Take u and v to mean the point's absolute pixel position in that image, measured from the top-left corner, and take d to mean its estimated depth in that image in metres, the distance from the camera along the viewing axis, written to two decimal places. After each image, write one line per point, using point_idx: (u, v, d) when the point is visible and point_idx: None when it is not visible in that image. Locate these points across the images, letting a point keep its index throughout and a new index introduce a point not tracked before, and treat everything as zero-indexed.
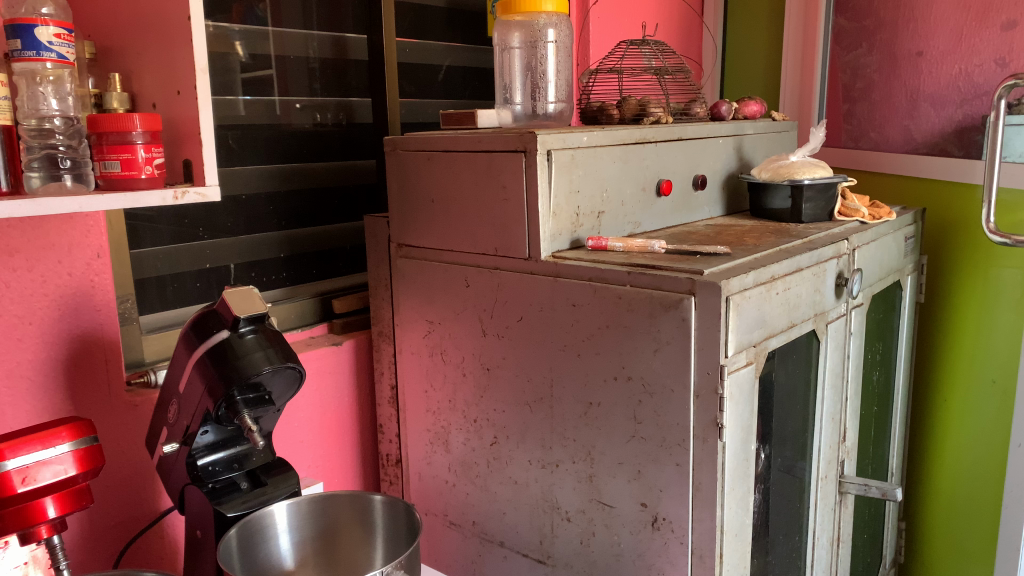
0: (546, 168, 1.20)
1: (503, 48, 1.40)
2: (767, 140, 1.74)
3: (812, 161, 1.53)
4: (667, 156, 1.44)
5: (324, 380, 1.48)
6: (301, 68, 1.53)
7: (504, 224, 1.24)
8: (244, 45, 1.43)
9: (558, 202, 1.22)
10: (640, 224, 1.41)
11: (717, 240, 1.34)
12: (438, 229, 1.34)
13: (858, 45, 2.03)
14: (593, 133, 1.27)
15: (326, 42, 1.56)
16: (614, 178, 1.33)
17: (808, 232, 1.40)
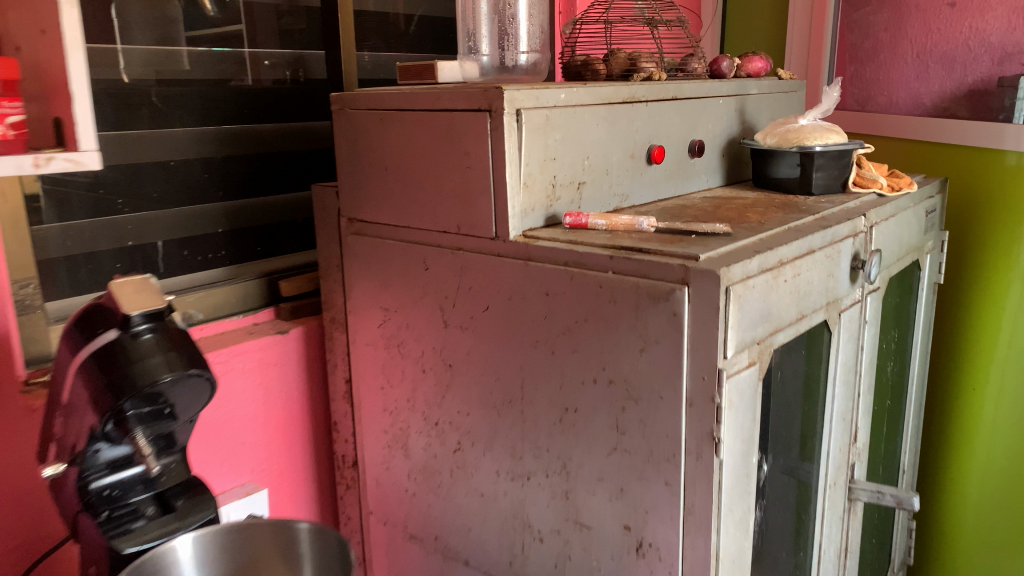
0: (515, 130, 1.01)
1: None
2: (772, 101, 1.55)
3: (824, 125, 1.34)
4: (659, 118, 1.25)
5: (269, 373, 1.31)
6: (271, 22, 1.38)
7: (467, 197, 1.06)
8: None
9: (530, 172, 1.04)
10: (627, 197, 1.23)
11: (716, 216, 1.16)
12: (394, 201, 1.15)
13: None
14: (573, 90, 1.09)
15: None
16: (598, 143, 1.14)
17: (819, 206, 1.23)
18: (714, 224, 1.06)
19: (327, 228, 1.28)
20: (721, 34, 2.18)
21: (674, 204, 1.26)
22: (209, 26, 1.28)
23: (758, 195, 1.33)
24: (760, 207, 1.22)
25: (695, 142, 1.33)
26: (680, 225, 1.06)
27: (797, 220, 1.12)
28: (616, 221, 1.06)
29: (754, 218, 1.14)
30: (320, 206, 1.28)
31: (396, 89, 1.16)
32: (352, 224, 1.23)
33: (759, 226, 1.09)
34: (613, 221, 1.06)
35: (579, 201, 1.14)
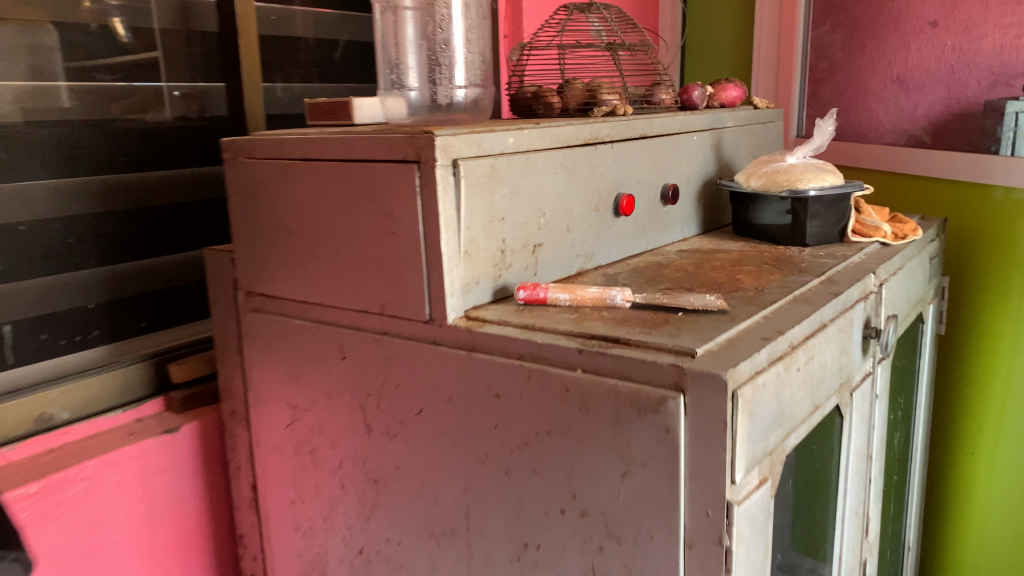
0: (451, 186, 0.79)
1: (389, 6, 0.99)
2: (750, 134, 1.36)
3: (817, 163, 1.14)
4: (628, 160, 1.04)
5: (155, 483, 1.09)
6: (178, 50, 1.16)
7: (393, 270, 0.83)
8: (125, 22, 1.08)
9: (472, 237, 0.82)
10: (592, 256, 1.01)
11: (702, 281, 0.95)
12: (303, 273, 0.92)
13: (847, 18, 1.67)
14: (523, 131, 0.87)
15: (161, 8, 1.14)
16: (555, 195, 0.92)
17: (821, 263, 1.02)
18: (705, 295, 0.85)
19: (225, 301, 1.04)
20: (680, 58, 1.98)
21: (648, 262, 1.05)
22: (125, 54, 1.09)
23: (744, 247, 1.12)
24: (752, 265, 1.01)
25: (668, 187, 1.12)
26: (663, 298, 0.84)
27: (802, 285, 0.91)
28: (583, 295, 0.84)
29: (749, 282, 0.93)
30: (213, 274, 1.05)
31: (304, 131, 0.94)
32: (256, 297, 0.99)
33: (758, 295, 0.88)
34: (580, 295, 0.84)
35: (535, 267, 0.91)
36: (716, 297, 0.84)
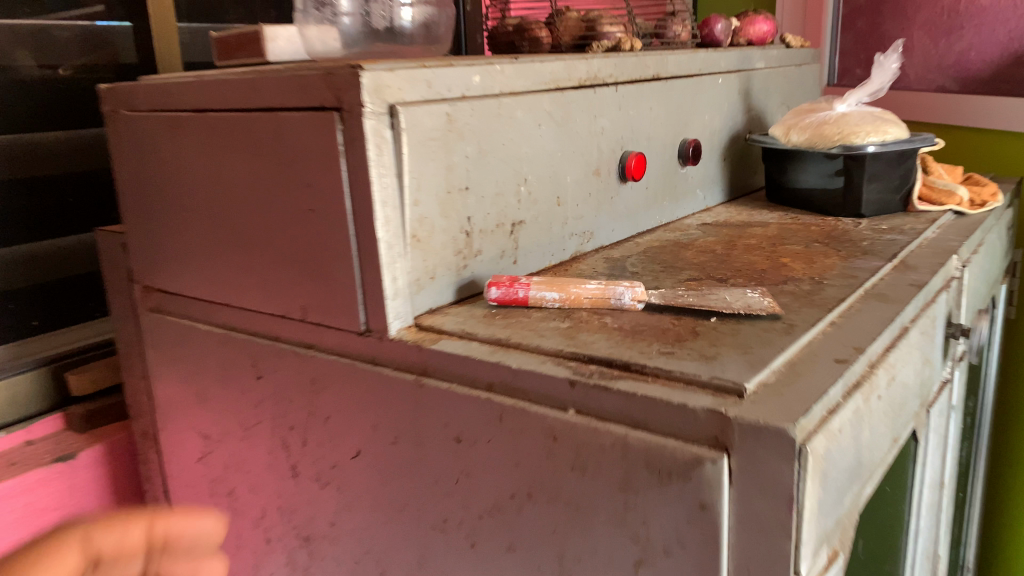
0: (387, 144, 0.56)
1: None
2: (783, 78, 1.12)
3: (873, 111, 0.90)
4: (637, 109, 0.81)
5: (42, 527, 0.85)
6: None
7: (315, 262, 0.61)
8: None
9: (421, 216, 0.59)
10: (591, 235, 0.78)
11: (736, 267, 0.72)
12: (207, 263, 0.70)
13: None
14: (493, 67, 0.63)
15: None
16: (540, 156, 0.69)
17: (887, 239, 0.79)
18: (745, 292, 0.62)
19: (121, 296, 0.81)
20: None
21: (664, 241, 0.83)
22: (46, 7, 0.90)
23: (783, 220, 0.89)
24: (797, 245, 0.79)
25: (688, 143, 0.89)
26: (689, 297, 0.61)
27: (873, 274, 0.68)
28: (580, 295, 0.61)
29: (799, 269, 0.70)
30: (107, 263, 0.82)
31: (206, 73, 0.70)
32: (155, 293, 0.76)
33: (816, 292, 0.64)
34: (575, 295, 0.61)
35: (514, 252, 0.69)
36: (760, 294, 0.61)
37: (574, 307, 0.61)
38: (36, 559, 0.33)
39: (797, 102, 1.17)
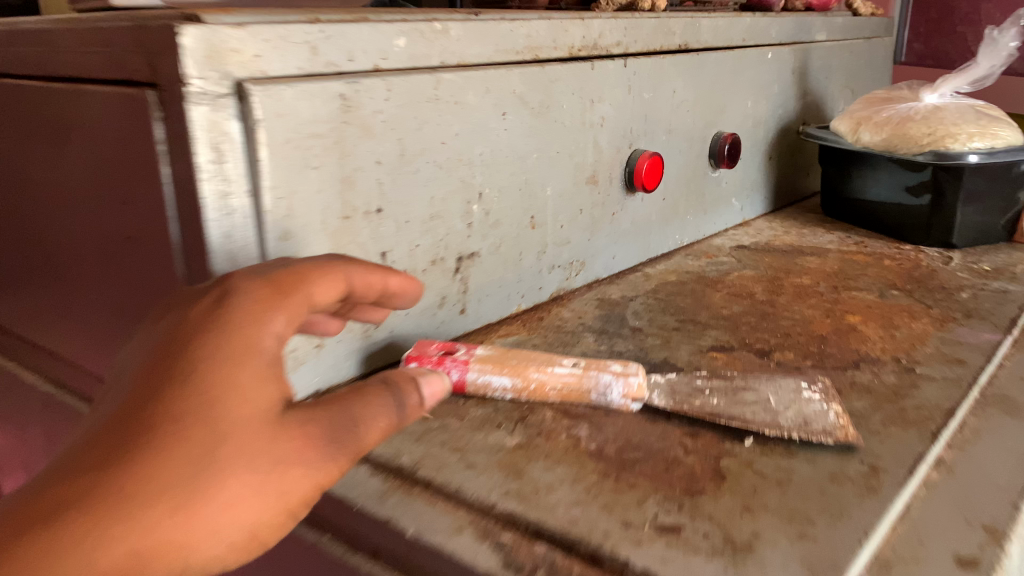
0: (231, 142, 0.34)
1: None
2: (848, 54, 0.88)
3: (975, 105, 0.67)
4: (655, 90, 0.58)
5: None
6: None
7: (143, 317, 0.40)
8: None
9: (297, 256, 0.38)
10: (582, 266, 0.56)
11: (784, 329, 0.50)
12: (30, 292, 0.49)
13: None
14: (430, 24, 0.41)
15: None
16: (506, 158, 0.47)
17: (997, 290, 0.57)
18: (800, 395, 0.40)
19: None
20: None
21: (683, 274, 0.61)
22: None
23: (844, 247, 0.68)
24: (868, 293, 0.57)
25: (723, 139, 0.67)
26: (714, 403, 0.39)
27: (990, 357, 0.46)
28: (544, 384, 0.40)
29: (877, 340, 0.48)
30: None
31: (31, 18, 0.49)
32: None
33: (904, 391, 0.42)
34: (537, 385, 0.40)
35: (462, 298, 0.47)
36: (828, 406, 0.39)
37: (538, 401, 0.40)
38: (307, 277, 0.29)
39: (862, 85, 0.93)
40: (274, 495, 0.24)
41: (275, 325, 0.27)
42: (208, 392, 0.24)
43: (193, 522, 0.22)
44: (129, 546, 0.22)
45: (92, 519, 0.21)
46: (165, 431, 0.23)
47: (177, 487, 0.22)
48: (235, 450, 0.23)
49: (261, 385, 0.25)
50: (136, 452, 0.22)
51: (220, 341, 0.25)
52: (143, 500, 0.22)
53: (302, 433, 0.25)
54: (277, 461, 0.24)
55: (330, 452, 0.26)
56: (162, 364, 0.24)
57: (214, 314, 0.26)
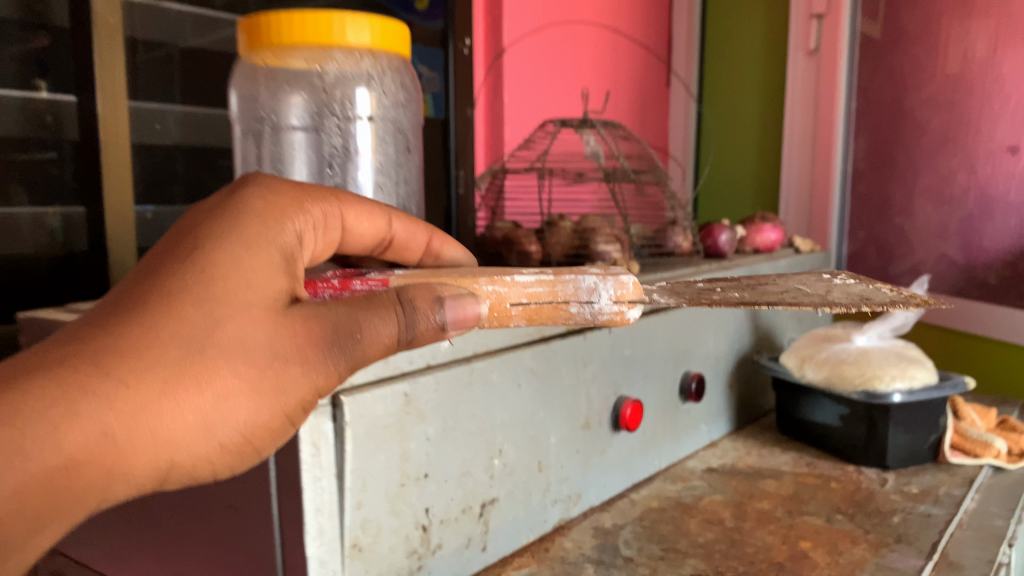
0: (326, 440, 0.45)
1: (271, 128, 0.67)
2: (793, 288, 1.04)
3: (897, 348, 0.82)
4: (633, 347, 0.72)
5: None
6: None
7: (234, 571, 0.49)
8: None
9: (366, 520, 0.48)
10: (578, 497, 0.67)
11: (748, 557, 0.61)
12: (114, 538, 0.58)
13: None
14: (464, 327, 0.54)
15: None
16: (517, 420, 0.59)
17: (922, 514, 0.68)
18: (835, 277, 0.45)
19: None
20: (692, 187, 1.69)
21: (663, 499, 0.71)
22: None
23: (797, 469, 0.79)
24: (818, 518, 0.67)
25: (691, 377, 0.80)
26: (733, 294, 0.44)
27: None
28: (503, 298, 0.45)
29: (824, 567, 0.59)
30: None
31: None
32: (59, 556, 0.64)
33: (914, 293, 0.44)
34: (494, 301, 0.45)
35: (483, 537, 0.57)
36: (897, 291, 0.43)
37: (503, 322, 0.46)
38: (301, 210, 0.44)
39: (808, 312, 1.09)
40: (256, 385, 0.38)
41: (288, 231, 0.42)
42: (212, 293, 0.37)
43: (179, 407, 0.36)
44: (122, 415, 0.34)
45: (85, 391, 0.33)
46: (166, 324, 0.35)
47: (171, 374, 0.35)
48: (230, 343, 0.37)
49: (270, 278, 0.39)
50: (130, 347, 0.34)
51: (238, 239, 0.39)
52: (148, 375, 0.35)
53: (286, 337, 0.38)
54: (261, 356, 0.37)
55: (330, 359, 0.39)
56: (179, 261, 0.37)
57: (220, 222, 0.40)
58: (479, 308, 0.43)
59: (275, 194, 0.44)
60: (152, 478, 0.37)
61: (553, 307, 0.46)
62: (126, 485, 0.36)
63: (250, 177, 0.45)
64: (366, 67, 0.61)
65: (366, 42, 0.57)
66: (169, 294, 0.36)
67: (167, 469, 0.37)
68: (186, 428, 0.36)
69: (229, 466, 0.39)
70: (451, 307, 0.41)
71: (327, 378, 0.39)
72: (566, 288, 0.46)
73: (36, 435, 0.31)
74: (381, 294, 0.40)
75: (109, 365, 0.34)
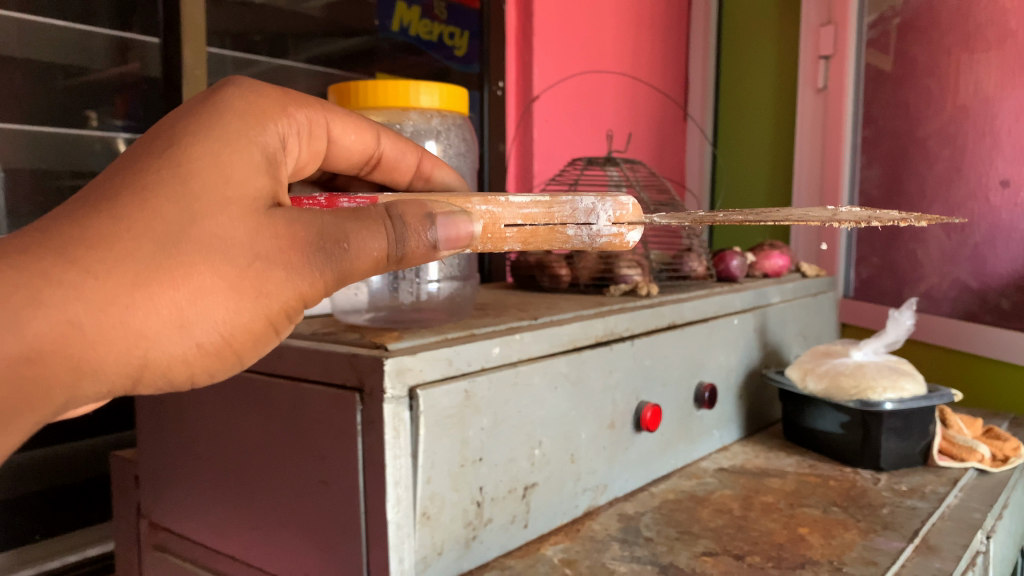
0: (404, 425, 0.56)
1: None
2: (800, 309, 1.14)
3: (890, 362, 0.91)
4: (652, 358, 0.82)
5: None
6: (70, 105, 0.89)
7: (320, 536, 0.60)
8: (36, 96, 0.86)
9: (433, 493, 0.58)
10: (606, 488, 0.77)
11: (753, 539, 0.70)
12: (213, 514, 0.69)
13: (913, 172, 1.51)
14: (512, 336, 0.65)
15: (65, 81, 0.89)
16: (555, 417, 0.70)
17: (908, 506, 0.78)
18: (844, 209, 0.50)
19: (125, 521, 0.81)
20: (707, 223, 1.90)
21: (680, 492, 0.81)
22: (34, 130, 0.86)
23: (800, 469, 0.89)
24: (816, 509, 0.77)
25: (704, 387, 0.90)
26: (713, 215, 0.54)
27: (894, 559, 0.66)
28: (497, 218, 0.55)
29: (818, 547, 0.68)
30: (119, 488, 0.82)
31: None
32: (162, 531, 0.76)
33: (909, 219, 0.48)
34: (490, 221, 0.55)
35: (525, 515, 0.67)
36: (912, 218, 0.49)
37: (502, 240, 0.55)
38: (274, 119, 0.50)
39: (815, 331, 1.18)
40: (234, 282, 0.44)
41: (267, 131, 0.49)
42: (190, 190, 0.43)
43: (165, 298, 0.42)
44: (111, 300, 0.41)
45: (76, 278, 0.40)
46: (140, 218, 0.42)
47: (147, 266, 0.41)
48: (212, 240, 0.43)
49: (244, 175, 0.45)
50: (101, 239, 0.41)
51: (216, 137, 0.46)
52: (135, 268, 0.41)
53: (261, 241, 0.45)
54: (238, 259, 0.44)
55: (307, 264, 0.46)
56: (155, 158, 0.44)
57: (199, 125, 0.46)
58: (472, 228, 0.51)
59: (255, 95, 0.50)
60: (128, 375, 0.44)
61: (550, 229, 0.56)
62: (104, 377, 0.43)
63: (233, 78, 0.51)
64: (437, 125, 0.79)
65: (436, 104, 0.73)
66: (150, 192, 0.42)
67: (141, 365, 0.44)
68: (170, 318, 0.43)
69: (206, 368, 0.47)
70: (442, 225, 0.50)
71: (312, 285, 0.47)
72: (562, 210, 0.56)
73: (21, 315, 0.38)
74: (369, 211, 0.48)
75: (99, 255, 0.40)
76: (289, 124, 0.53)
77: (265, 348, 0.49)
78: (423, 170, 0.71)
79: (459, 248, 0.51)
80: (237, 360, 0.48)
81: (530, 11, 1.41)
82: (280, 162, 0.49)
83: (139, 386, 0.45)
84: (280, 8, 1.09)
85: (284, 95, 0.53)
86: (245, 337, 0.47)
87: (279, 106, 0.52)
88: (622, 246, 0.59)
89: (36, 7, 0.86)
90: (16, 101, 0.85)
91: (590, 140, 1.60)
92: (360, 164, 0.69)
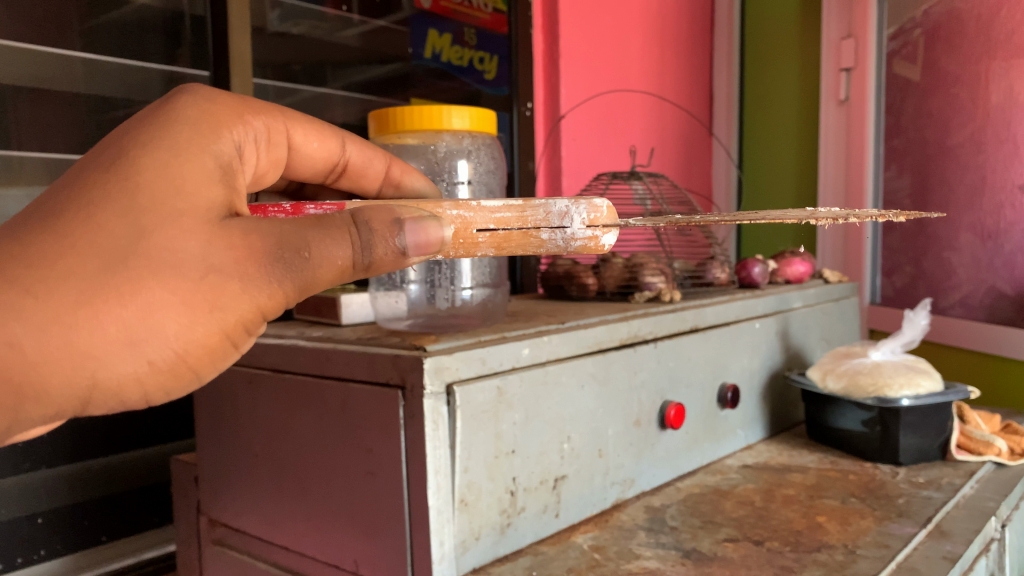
0: (443, 418, 0.62)
1: None
2: (822, 315, 1.18)
3: (907, 360, 0.96)
4: (675, 360, 0.87)
5: None
6: None
7: (363, 527, 0.65)
8: (92, 128, 0.93)
9: (470, 482, 0.64)
10: (632, 482, 0.81)
11: (772, 527, 0.74)
12: (266, 509, 0.75)
13: (941, 179, 1.54)
14: (540, 339, 0.71)
15: (120, 110, 0.96)
16: (583, 416, 0.75)
17: (925, 496, 0.81)
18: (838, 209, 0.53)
19: (185, 520, 0.88)
20: (734, 233, 1.93)
21: (705, 486, 0.86)
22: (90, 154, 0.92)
23: (822, 465, 0.93)
24: (834, 500, 0.81)
25: (728, 387, 0.94)
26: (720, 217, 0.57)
27: (906, 542, 0.69)
28: (470, 223, 0.57)
29: (835, 533, 0.72)
30: (179, 489, 0.89)
31: (289, 326, 0.82)
32: (220, 527, 0.82)
33: (892, 216, 0.52)
34: (462, 226, 0.57)
35: (557, 505, 0.72)
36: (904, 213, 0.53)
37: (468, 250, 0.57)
38: (231, 127, 0.51)
39: (838, 336, 1.22)
40: (188, 295, 0.44)
41: (222, 139, 0.49)
42: (138, 203, 0.44)
43: (112, 316, 0.42)
44: (51, 318, 0.41)
45: (13, 302, 0.40)
46: (85, 234, 0.42)
47: (92, 283, 0.42)
48: (161, 254, 0.43)
49: (198, 186, 0.46)
50: (43, 259, 0.41)
51: (167, 147, 0.46)
52: (75, 289, 0.42)
53: (215, 255, 0.45)
54: (187, 274, 0.44)
55: (264, 280, 0.46)
56: (103, 172, 0.44)
57: (151, 136, 0.46)
58: (442, 233, 0.51)
59: (208, 104, 0.51)
60: (74, 398, 0.44)
61: (523, 234, 0.58)
62: (48, 401, 0.43)
63: (188, 87, 0.52)
64: (467, 144, 0.85)
65: (467, 125, 0.79)
66: (96, 210, 0.43)
67: (89, 387, 0.44)
68: (120, 336, 0.43)
69: (161, 386, 0.47)
70: (411, 232, 0.50)
71: (271, 296, 0.47)
72: (536, 214, 0.58)
73: None
74: (334, 218, 0.49)
75: (38, 275, 0.41)
76: (246, 131, 0.53)
77: (224, 362, 0.49)
78: (392, 177, 0.75)
79: (428, 254, 0.51)
80: (195, 378, 0.48)
81: (557, 35, 1.48)
82: (237, 170, 0.50)
83: (88, 409, 0.45)
84: (318, 39, 1.16)
85: (240, 103, 0.54)
86: (201, 353, 0.47)
87: (234, 114, 0.52)
88: (598, 249, 0.60)
89: (91, 44, 0.92)
90: (77, 129, 0.92)
91: (615, 157, 1.66)
92: (327, 172, 0.72)
